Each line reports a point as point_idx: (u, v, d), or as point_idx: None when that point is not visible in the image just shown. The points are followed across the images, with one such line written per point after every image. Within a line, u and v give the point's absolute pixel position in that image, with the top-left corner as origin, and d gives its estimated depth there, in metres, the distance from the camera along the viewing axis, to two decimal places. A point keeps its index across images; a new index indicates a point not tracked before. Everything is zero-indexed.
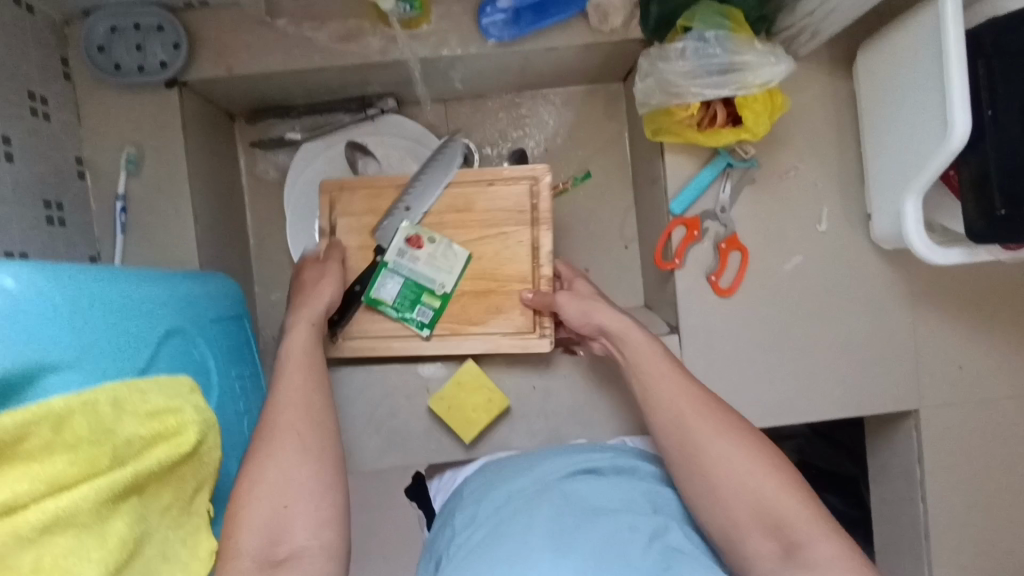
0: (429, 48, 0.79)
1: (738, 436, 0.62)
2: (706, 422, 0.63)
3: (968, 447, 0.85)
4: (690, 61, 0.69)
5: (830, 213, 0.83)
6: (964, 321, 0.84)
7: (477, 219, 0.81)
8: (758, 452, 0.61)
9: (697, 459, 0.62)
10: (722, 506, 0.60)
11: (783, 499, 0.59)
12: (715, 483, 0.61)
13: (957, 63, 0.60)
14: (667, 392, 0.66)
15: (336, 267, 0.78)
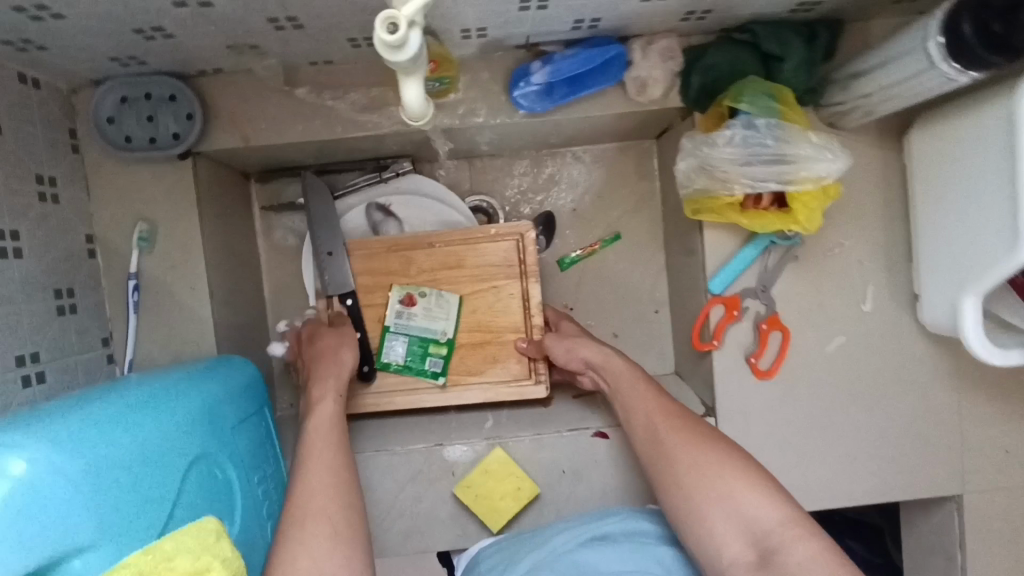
0: (457, 119, 0.75)
1: (710, 444, 0.65)
2: (680, 436, 0.66)
3: (1012, 533, 0.82)
4: (737, 149, 0.66)
5: (875, 292, 0.79)
6: (1012, 404, 0.81)
7: (467, 274, 0.82)
8: (729, 458, 0.63)
9: (671, 471, 0.65)
10: (695, 512, 0.61)
11: (748, 495, 0.60)
12: (688, 491, 0.62)
13: None
14: (649, 417, 0.70)
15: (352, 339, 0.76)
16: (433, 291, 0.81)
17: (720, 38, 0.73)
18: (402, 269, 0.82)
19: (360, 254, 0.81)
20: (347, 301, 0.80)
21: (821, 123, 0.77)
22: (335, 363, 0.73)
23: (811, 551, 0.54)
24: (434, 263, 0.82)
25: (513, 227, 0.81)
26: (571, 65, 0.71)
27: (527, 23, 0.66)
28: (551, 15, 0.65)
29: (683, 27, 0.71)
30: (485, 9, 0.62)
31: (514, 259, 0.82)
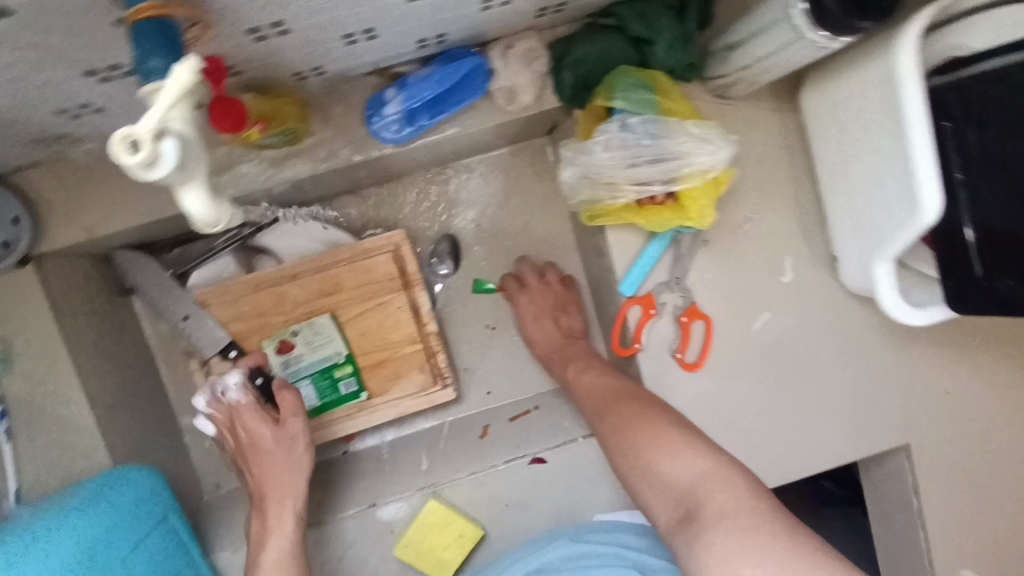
0: (319, 164, 0.68)
1: (657, 413, 0.62)
2: (631, 409, 0.64)
3: (964, 471, 0.82)
4: (615, 152, 0.62)
5: (794, 262, 0.76)
6: (944, 347, 0.80)
7: (349, 295, 0.80)
8: (669, 422, 0.60)
9: (619, 448, 0.62)
10: (641, 482, 0.59)
11: (681, 452, 0.57)
12: (634, 462, 0.60)
13: (922, 139, 0.52)
14: (601, 406, 0.68)
15: (308, 447, 0.73)
16: (316, 321, 0.79)
17: (586, 25, 0.67)
18: (276, 306, 0.78)
19: (221, 300, 0.77)
20: (230, 353, 0.78)
21: (710, 97, 0.71)
22: (292, 476, 0.71)
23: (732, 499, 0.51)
24: (310, 292, 0.79)
25: (386, 241, 0.79)
26: (426, 87, 0.64)
27: (365, 53, 0.59)
28: (388, 40, 0.58)
29: (540, 23, 0.65)
30: (308, 50, 0.54)
31: (394, 272, 0.80)
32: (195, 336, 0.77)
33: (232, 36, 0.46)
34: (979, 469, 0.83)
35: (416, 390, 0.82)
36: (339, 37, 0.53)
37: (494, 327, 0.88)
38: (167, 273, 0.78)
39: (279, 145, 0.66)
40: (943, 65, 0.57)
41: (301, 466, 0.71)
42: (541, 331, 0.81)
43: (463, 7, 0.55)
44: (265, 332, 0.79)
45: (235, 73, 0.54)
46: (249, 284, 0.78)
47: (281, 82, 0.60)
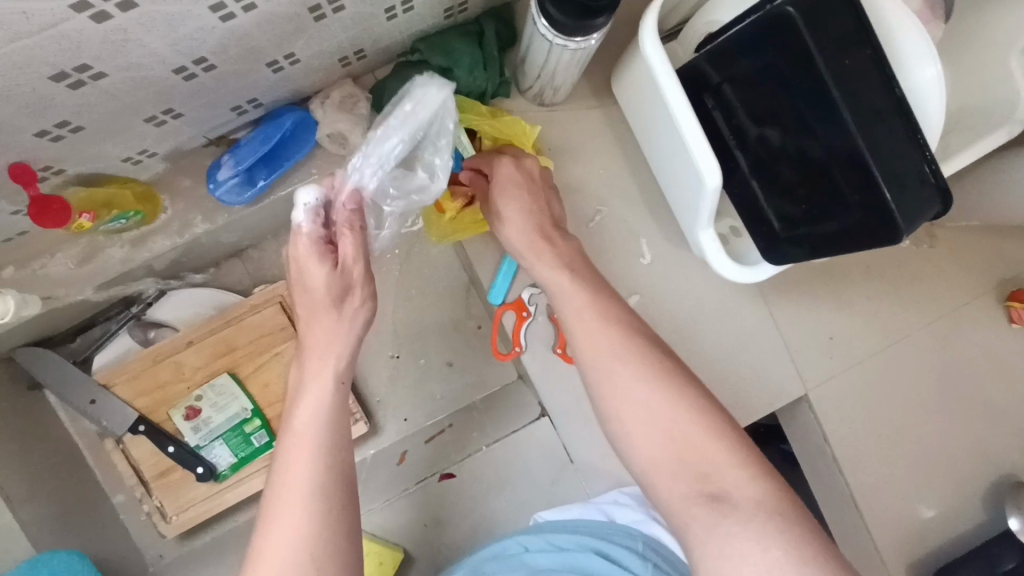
0: (177, 236, 0.72)
1: (675, 381, 0.55)
2: (638, 364, 0.56)
3: (864, 407, 0.86)
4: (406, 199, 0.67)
5: (650, 244, 0.79)
6: (813, 294, 0.85)
7: (244, 353, 0.84)
8: (687, 396, 0.54)
9: (620, 421, 0.56)
10: (608, 408, 0.57)
11: (718, 446, 0.52)
12: (637, 443, 0.55)
13: (683, 114, 0.57)
14: (600, 349, 0.58)
15: (365, 301, 0.61)
16: (216, 382, 0.82)
17: (397, 63, 0.72)
18: (177, 375, 0.82)
19: (124, 380, 0.81)
20: (139, 428, 0.80)
21: (533, 107, 0.76)
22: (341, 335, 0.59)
23: (764, 489, 0.50)
24: (206, 356, 0.83)
25: (271, 293, 0.84)
26: (253, 149, 0.69)
27: (186, 127, 0.64)
28: (201, 114, 0.63)
29: (351, 71, 0.70)
30: (121, 136, 0.59)
31: (284, 322, 0.84)
32: (102, 418, 0.80)
33: (24, 140, 0.52)
34: (877, 404, 0.86)
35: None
36: (144, 121, 0.59)
37: (397, 356, 0.90)
38: (67, 362, 0.81)
39: (137, 227, 0.71)
40: (702, 40, 0.62)
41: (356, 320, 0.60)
42: (517, 215, 0.66)
43: (253, 72, 0.60)
44: (171, 403, 0.82)
45: (58, 171, 0.59)
46: (147, 359, 0.82)
47: (116, 169, 0.65)
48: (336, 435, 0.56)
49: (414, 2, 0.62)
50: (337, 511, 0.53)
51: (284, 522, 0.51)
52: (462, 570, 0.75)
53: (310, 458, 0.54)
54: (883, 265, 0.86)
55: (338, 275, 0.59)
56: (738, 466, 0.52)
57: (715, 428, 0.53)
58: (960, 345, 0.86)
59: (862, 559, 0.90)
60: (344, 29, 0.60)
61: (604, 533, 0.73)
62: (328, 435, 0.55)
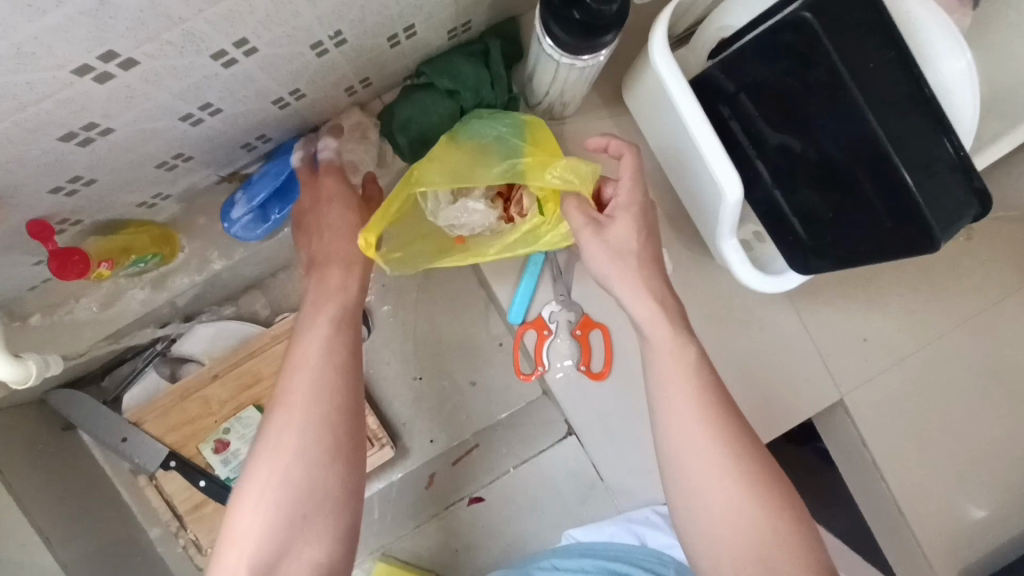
0: (197, 274, 0.73)
1: (740, 463, 0.58)
2: (711, 420, 0.59)
3: (903, 409, 0.83)
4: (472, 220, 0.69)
5: (672, 254, 0.78)
6: (845, 296, 0.82)
7: (269, 385, 0.84)
8: (755, 485, 0.57)
9: (692, 487, 0.58)
10: (689, 473, 0.59)
11: (778, 535, 0.55)
12: (701, 515, 0.58)
13: (698, 126, 0.55)
14: (679, 404, 0.60)
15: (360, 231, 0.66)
16: (244, 414, 0.83)
17: (404, 88, 0.71)
18: (203, 409, 0.83)
19: (153, 417, 0.82)
20: (170, 464, 0.81)
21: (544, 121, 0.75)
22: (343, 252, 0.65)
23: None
24: (231, 389, 0.83)
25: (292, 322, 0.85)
26: (265, 184, 0.69)
27: (198, 168, 0.65)
28: (211, 155, 0.63)
29: (357, 99, 0.70)
30: (132, 184, 0.59)
31: None
32: (133, 455, 0.81)
33: (41, 199, 0.52)
34: (918, 405, 0.83)
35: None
36: (155, 167, 0.59)
37: (420, 377, 0.89)
38: (98, 402, 0.83)
39: (157, 266, 0.72)
40: (714, 47, 0.60)
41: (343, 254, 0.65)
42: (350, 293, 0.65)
43: (260, 111, 0.59)
44: (200, 437, 0.83)
45: (75, 223, 0.60)
46: (174, 396, 0.83)
47: (132, 214, 0.66)
48: (338, 369, 0.60)
49: (417, 27, 0.60)
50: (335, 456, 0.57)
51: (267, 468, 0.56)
52: None
53: (309, 391, 0.58)
54: (917, 262, 0.83)
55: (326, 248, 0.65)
56: (791, 559, 0.54)
57: (780, 522, 0.56)
58: (1002, 341, 0.83)
59: (908, 564, 0.88)
60: (347, 60, 0.59)
61: (640, 561, 0.77)
62: (328, 363, 0.60)
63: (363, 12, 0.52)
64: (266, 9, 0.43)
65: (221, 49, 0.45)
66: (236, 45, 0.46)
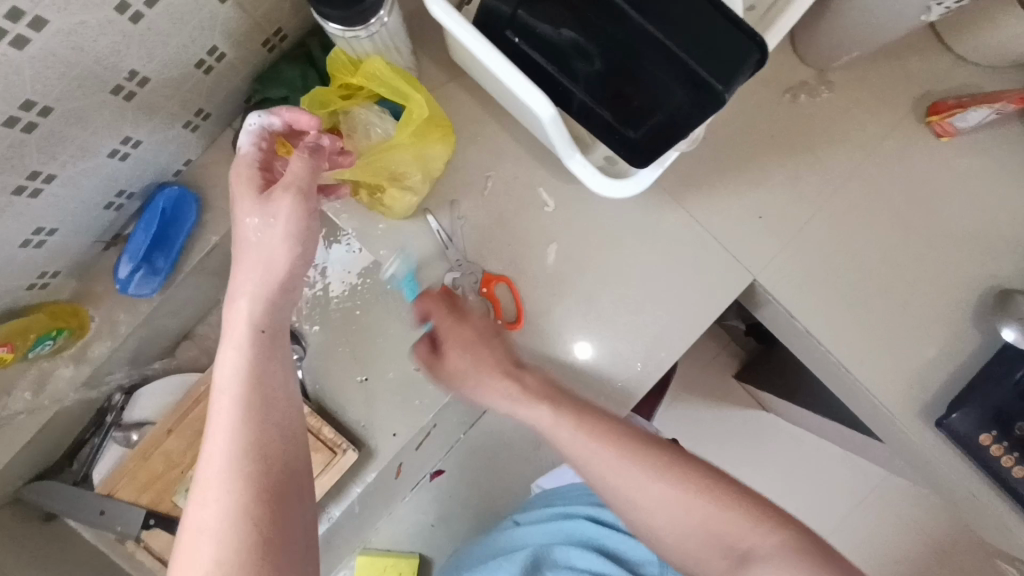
0: (112, 338, 0.76)
1: (676, 469, 0.66)
2: (624, 454, 0.67)
3: (820, 272, 0.84)
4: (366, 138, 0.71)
5: (549, 191, 0.80)
6: (727, 181, 0.83)
7: None
8: (702, 488, 0.65)
9: (655, 525, 0.66)
10: (635, 508, 0.67)
11: (735, 519, 0.64)
12: (672, 537, 0.66)
13: (493, 58, 0.57)
14: (589, 454, 0.68)
15: (302, 212, 0.61)
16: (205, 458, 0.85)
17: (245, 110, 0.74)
18: (167, 464, 0.85)
19: (122, 484, 0.85)
20: (150, 522, 0.83)
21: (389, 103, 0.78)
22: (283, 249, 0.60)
23: (785, 542, 0.62)
24: (187, 438, 0.85)
25: None
26: (140, 237, 0.73)
27: (71, 240, 0.68)
28: (78, 222, 0.67)
29: (203, 131, 0.72)
30: (5, 267, 0.63)
31: None
32: (112, 526, 0.83)
33: None
34: (835, 262, 0.84)
35: (322, 467, 0.87)
36: (20, 247, 0.63)
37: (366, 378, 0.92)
38: (69, 485, 0.86)
39: (71, 341, 0.75)
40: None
41: (290, 233, 0.60)
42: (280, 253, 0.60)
43: (101, 168, 0.63)
44: (172, 491, 0.85)
45: None
46: (138, 458, 0.85)
47: (27, 296, 0.70)
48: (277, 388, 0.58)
49: (222, 49, 0.63)
50: (278, 474, 0.54)
51: (213, 503, 0.52)
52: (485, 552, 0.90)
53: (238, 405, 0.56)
54: (787, 129, 0.84)
55: (264, 210, 0.60)
56: (765, 536, 0.63)
57: (731, 505, 0.65)
58: (895, 180, 0.84)
59: (879, 420, 0.88)
60: (165, 96, 0.62)
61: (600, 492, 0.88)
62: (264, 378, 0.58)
63: (146, 47, 0.55)
64: (32, 67, 0.47)
65: (8, 114, 0.49)
66: (22, 107, 0.50)
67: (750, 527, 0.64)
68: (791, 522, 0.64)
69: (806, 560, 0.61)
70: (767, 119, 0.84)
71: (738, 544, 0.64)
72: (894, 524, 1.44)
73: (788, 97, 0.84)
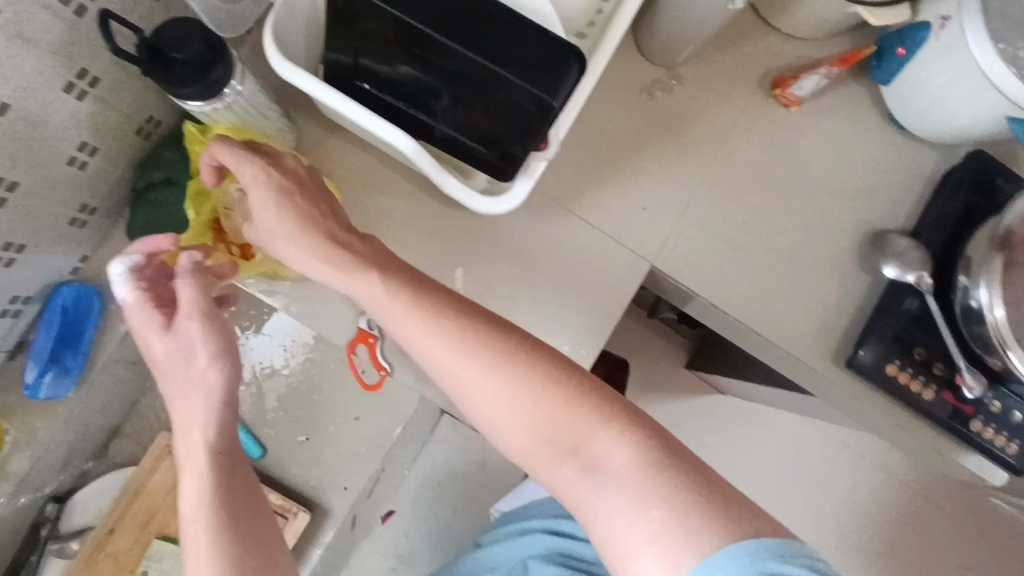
0: (31, 447, 0.75)
1: (527, 370, 0.61)
2: (458, 344, 0.62)
3: (709, 247, 0.90)
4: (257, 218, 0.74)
5: (445, 221, 0.84)
6: (607, 181, 0.89)
7: (163, 510, 0.85)
8: (546, 393, 0.61)
9: (493, 418, 0.63)
10: (465, 398, 0.64)
11: (581, 417, 0.60)
12: (511, 436, 0.63)
13: (345, 106, 0.61)
14: (421, 342, 0.63)
15: (207, 331, 0.64)
16: (152, 551, 0.84)
17: (132, 200, 0.76)
18: (115, 566, 0.83)
19: None
20: None
21: None
22: (200, 372, 0.63)
23: (633, 449, 0.58)
24: (131, 534, 0.84)
25: (158, 447, 0.87)
26: (43, 340, 0.73)
27: None
28: None
29: (94, 227, 0.74)
30: None
31: None
32: None
33: None
34: (723, 236, 0.90)
35: None
36: None
37: (307, 438, 0.93)
38: None
39: None
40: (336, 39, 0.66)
41: (206, 348, 0.63)
42: (201, 372, 0.63)
43: None
44: None
45: None
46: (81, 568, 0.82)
47: None
48: (242, 500, 0.60)
49: (92, 144, 0.66)
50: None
51: None
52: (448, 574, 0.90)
53: (203, 526, 0.57)
54: (651, 124, 0.90)
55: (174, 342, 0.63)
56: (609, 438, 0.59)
57: (569, 407, 0.60)
58: (758, 151, 0.92)
59: (799, 374, 0.94)
60: (40, 198, 0.64)
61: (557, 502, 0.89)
62: (225, 493, 0.60)
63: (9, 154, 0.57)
64: None
65: None
66: None
67: (580, 432, 0.60)
68: (645, 432, 0.59)
69: (658, 467, 0.57)
70: (632, 118, 0.90)
71: (581, 449, 0.60)
72: (867, 476, 1.48)
73: (645, 96, 0.91)
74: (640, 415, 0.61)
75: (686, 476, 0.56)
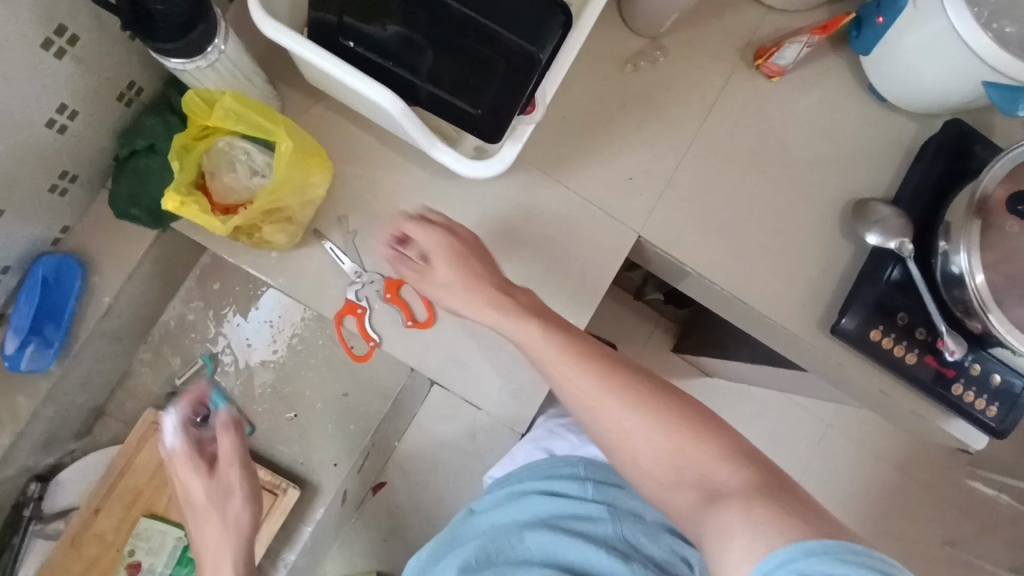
0: (11, 423, 0.74)
1: (658, 407, 0.67)
2: (594, 375, 0.70)
3: (695, 216, 0.90)
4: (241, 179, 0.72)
5: (432, 191, 0.84)
6: (593, 151, 0.89)
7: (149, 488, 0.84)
8: (667, 417, 0.66)
9: (638, 460, 0.67)
10: (600, 427, 0.69)
11: (705, 452, 0.63)
12: (639, 471, 0.67)
13: (331, 64, 0.61)
14: (549, 361, 0.72)
15: (237, 494, 0.77)
16: (141, 528, 0.84)
17: (113, 168, 0.75)
18: (101, 544, 0.82)
19: None
20: None
21: None
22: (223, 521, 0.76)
23: (746, 476, 0.60)
24: (117, 512, 0.83)
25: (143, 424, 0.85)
26: (24, 312, 0.72)
27: None
28: None
29: (75, 196, 0.73)
30: None
31: None
32: None
33: None
34: (708, 206, 0.91)
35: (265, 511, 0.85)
36: None
37: (295, 414, 0.92)
38: None
39: None
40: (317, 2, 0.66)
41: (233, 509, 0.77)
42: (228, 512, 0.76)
43: None
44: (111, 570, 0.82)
45: None
46: (66, 547, 0.81)
47: None
48: None
49: (71, 107, 0.65)
50: None
51: None
52: (440, 542, 0.89)
53: None
54: (635, 94, 0.91)
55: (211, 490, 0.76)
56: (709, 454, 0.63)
57: (687, 435, 0.65)
58: (741, 121, 0.93)
59: (785, 341, 0.95)
60: (17, 162, 0.63)
61: (549, 466, 0.89)
62: None
63: None
64: None
65: None
66: None
67: (696, 459, 0.63)
68: (755, 464, 0.61)
69: (773, 493, 0.57)
70: (616, 89, 0.91)
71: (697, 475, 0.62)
72: (852, 451, 1.50)
73: (629, 67, 0.91)
74: (757, 454, 0.63)
75: (789, 497, 0.57)
